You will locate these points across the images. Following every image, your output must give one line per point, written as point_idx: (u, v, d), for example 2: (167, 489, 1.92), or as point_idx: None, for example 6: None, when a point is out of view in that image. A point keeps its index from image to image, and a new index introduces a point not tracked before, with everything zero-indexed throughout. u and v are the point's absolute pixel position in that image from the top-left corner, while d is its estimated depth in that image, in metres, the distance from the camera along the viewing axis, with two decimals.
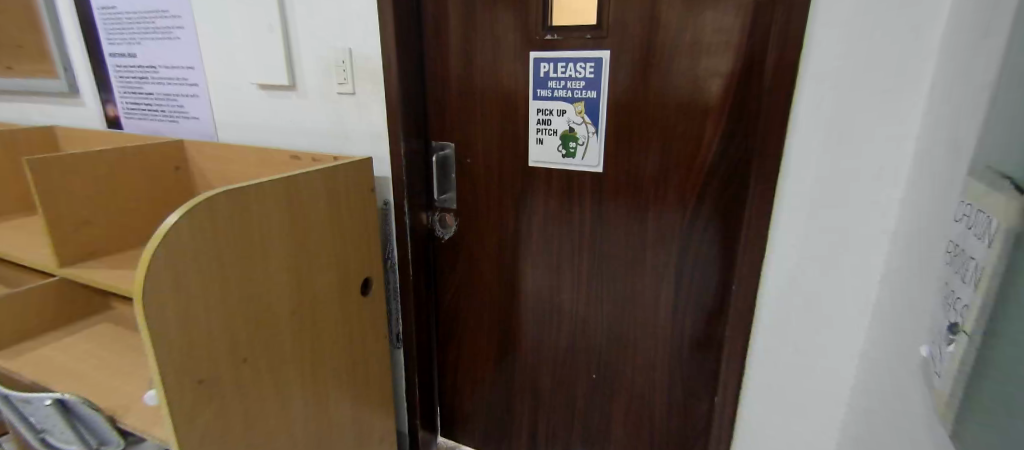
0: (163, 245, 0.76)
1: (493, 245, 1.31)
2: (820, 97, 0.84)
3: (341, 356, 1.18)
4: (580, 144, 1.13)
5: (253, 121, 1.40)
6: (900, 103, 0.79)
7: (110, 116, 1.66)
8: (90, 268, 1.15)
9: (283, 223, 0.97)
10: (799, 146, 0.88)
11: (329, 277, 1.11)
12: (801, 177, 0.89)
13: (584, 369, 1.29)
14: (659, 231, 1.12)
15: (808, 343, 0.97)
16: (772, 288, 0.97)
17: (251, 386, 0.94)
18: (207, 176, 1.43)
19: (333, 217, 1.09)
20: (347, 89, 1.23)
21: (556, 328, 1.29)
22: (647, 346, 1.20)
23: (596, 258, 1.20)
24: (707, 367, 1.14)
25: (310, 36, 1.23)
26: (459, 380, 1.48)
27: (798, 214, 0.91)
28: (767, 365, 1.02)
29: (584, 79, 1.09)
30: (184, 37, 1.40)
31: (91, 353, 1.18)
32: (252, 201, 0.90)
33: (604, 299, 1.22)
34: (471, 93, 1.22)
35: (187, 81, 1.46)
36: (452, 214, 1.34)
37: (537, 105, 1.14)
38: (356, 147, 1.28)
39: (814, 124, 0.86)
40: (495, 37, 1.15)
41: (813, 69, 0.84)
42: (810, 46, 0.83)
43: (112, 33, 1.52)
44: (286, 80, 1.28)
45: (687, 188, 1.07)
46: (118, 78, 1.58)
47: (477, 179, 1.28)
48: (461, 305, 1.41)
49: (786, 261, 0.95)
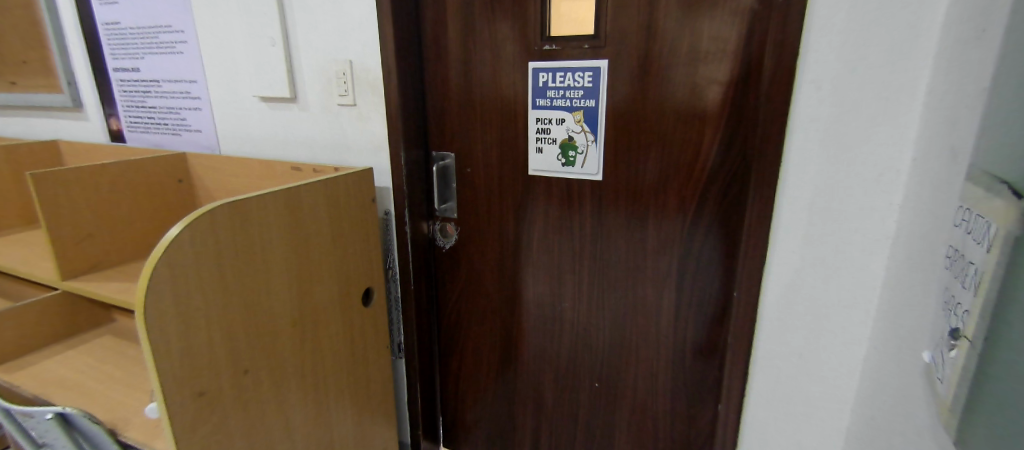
0: (164, 256, 0.76)
1: (493, 253, 1.31)
2: (817, 105, 0.85)
3: (341, 366, 1.17)
4: (579, 153, 1.14)
5: (254, 132, 1.41)
6: (896, 109, 0.80)
7: (113, 130, 1.67)
8: (93, 281, 1.15)
9: (285, 232, 0.97)
10: (798, 153, 0.88)
11: (330, 288, 1.11)
12: (800, 183, 0.89)
13: (586, 377, 1.28)
14: (660, 238, 1.12)
15: (811, 349, 0.96)
16: (774, 294, 0.97)
17: (252, 397, 0.94)
18: (208, 188, 1.44)
19: (335, 228, 1.09)
20: (347, 100, 1.24)
21: (558, 337, 1.29)
22: (649, 355, 1.19)
23: (596, 264, 1.20)
24: (710, 375, 1.13)
25: (311, 50, 1.25)
26: (460, 389, 1.47)
27: (798, 220, 0.91)
28: (770, 371, 1.01)
29: (583, 88, 1.10)
30: (187, 51, 1.42)
31: (91, 367, 1.17)
32: (253, 212, 0.90)
33: (606, 307, 1.21)
34: (470, 103, 1.23)
35: (189, 94, 1.48)
36: (453, 224, 1.34)
37: (537, 114, 1.15)
38: (356, 158, 1.29)
39: (812, 129, 0.86)
40: (494, 48, 1.16)
41: (810, 75, 0.84)
42: (806, 55, 0.84)
43: (115, 48, 1.54)
44: (287, 93, 1.29)
45: (687, 195, 1.07)
46: (121, 92, 1.60)
47: (477, 188, 1.28)
48: (462, 314, 1.40)
49: (787, 267, 0.94)
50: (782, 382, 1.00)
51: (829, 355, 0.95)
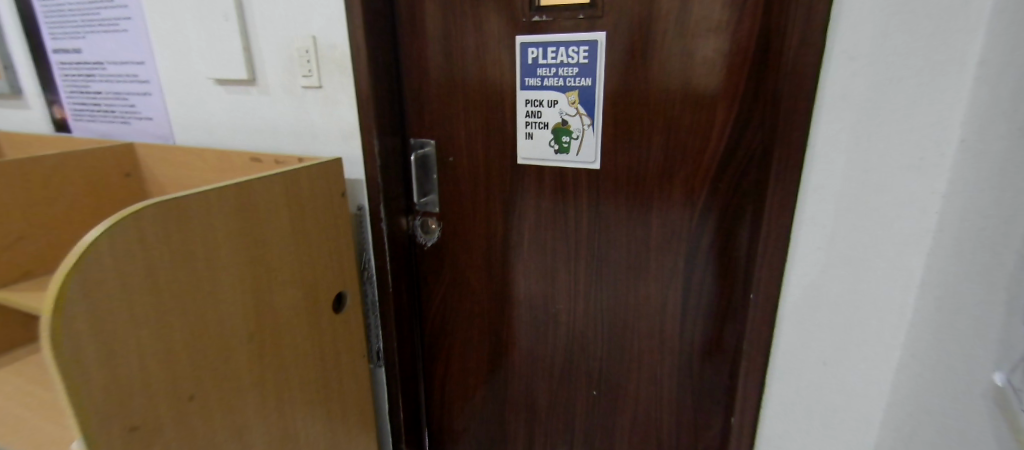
0: (81, 266, 0.63)
1: (481, 251, 1.19)
2: (849, 79, 0.74)
3: (309, 380, 1.05)
4: (573, 138, 1.02)
5: (210, 120, 1.26)
6: (942, 85, 0.69)
7: (57, 119, 1.51)
8: (23, 292, 1.01)
9: (236, 235, 0.84)
10: (825, 137, 0.77)
11: (294, 295, 0.98)
12: (828, 171, 0.78)
13: (583, 385, 1.17)
14: (663, 234, 1.01)
15: (837, 357, 0.86)
16: (795, 295, 0.86)
17: (200, 424, 0.81)
18: (160, 183, 1.29)
19: (297, 228, 0.97)
20: (311, 82, 1.10)
21: (551, 341, 1.18)
22: (652, 360, 1.09)
23: (594, 262, 1.09)
24: (721, 381, 1.03)
25: (269, 24, 1.10)
26: (446, 397, 1.36)
27: (825, 214, 0.80)
28: (791, 381, 0.91)
29: (578, 65, 0.97)
30: (131, 29, 1.26)
31: (20, 389, 1.04)
32: (194, 212, 0.77)
33: (604, 310, 1.10)
34: (451, 85, 1.10)
35: (137, 77, 1.32)
36: (434, 218, 1.21)
37: (525, 95, 1.02)
38: (325, 148, 1.15)
39: (843, 109, 0.75)
40: (477, 21, 1.03)
41: (843, 45, 0.73)
42: (837, 22, 0.72)
43: (53, 26, 1.37)
44: (244, 75, 1.15)
45: (695, 184, 0.95)
46: (63, 76, 1.43)
47: (461, 179, 1.16)
48: (448, 316, 1.28)
49: (811, 265, 0.83)
50: (803, 393, 0.90)
51: (857, 364, 0.84)
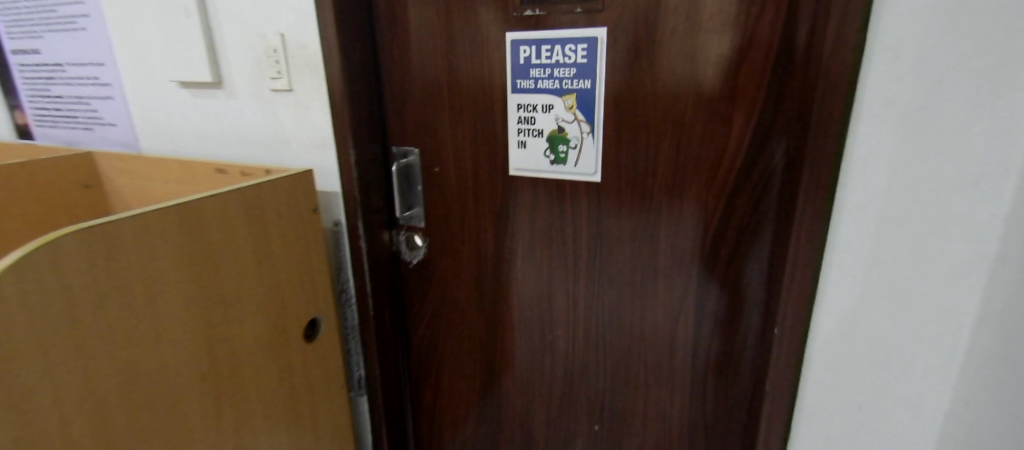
0: None
1: (471, 270, 1.08)
2: (893, 81, 0.62)
3: (275, 418, 0.94)
4: (571, 147, 0.91)
5: (176, 126, 1.16)
6: (1009, 87, 0.57)
7: (20, 126, 1.41)
8: None
9: (184, 262, 0.74)
10: (865, 148, 0.66)
11: (256, 325, 0.88)
12: (868, 189, 0.67)
13: (584, 418, 1.07)
14: (673, 255, 0.90)
15: (875, 400, 0.74)
16: (825, 329, 0.75)
17: None
18: (123, 196, 1.18)
19: (259, 251, 0.86)
20: (281, 85, 0.99)
21: (548, 370, 1.07)
22: (660, 393, 0.98)
23: (594, 284, 0.98)
24: (737, 419, 0.92)
25: (233, 21, 0.99)
26: (436, 426, 1.26)
27: (863, 238, 0.69)
28: (821, 424, 0.80)
29: (575, 65, 0.86)
30: (90, 27, 1.16)
31: None
32: (128, 239, 0.66)
33: (606, 337, 1.00)
34: (435, 87, 0.99)
35: (98, 80, 1.22)
36: (420, 234, 1.11)
37: (517, 98, 0.92)
38: (298, 157, 1.05)
39: (886, 115, 0.64)
40: (463, 16, 0.92)
41: (887, 40, 0.61)
42: (880, 13, 0.61)
43: (10, 26, 1.27)
44: (209, 77, 1.04)
45: (709, 200, 0.84)
46: (22, 79, 1.33)
47: (448, 191, 1.05)
48: (436, 340, 1.18)
49: (844, 296, 0.72)
50: (835, 438, 0.79)
51: (899, 410, 0.73)
